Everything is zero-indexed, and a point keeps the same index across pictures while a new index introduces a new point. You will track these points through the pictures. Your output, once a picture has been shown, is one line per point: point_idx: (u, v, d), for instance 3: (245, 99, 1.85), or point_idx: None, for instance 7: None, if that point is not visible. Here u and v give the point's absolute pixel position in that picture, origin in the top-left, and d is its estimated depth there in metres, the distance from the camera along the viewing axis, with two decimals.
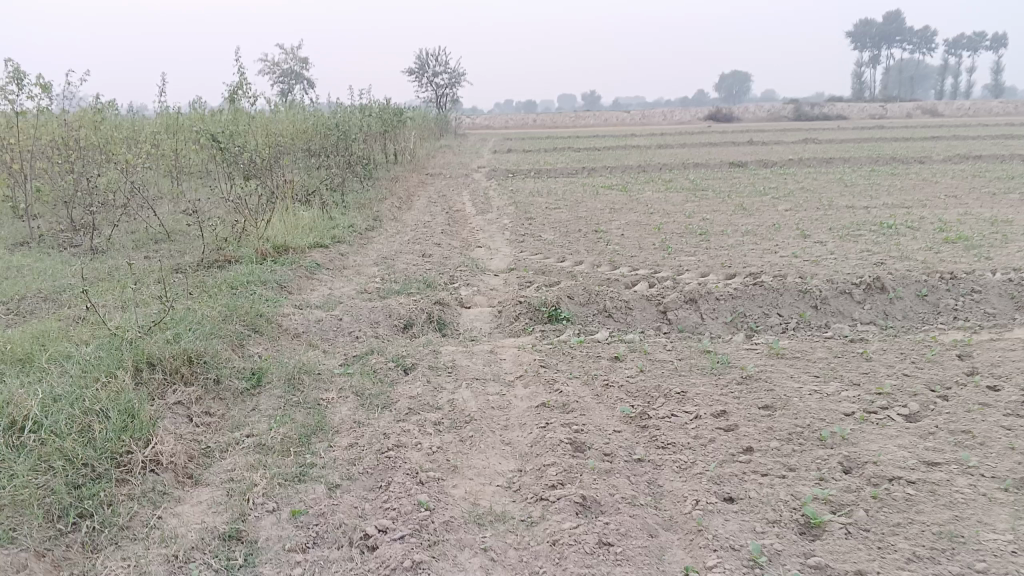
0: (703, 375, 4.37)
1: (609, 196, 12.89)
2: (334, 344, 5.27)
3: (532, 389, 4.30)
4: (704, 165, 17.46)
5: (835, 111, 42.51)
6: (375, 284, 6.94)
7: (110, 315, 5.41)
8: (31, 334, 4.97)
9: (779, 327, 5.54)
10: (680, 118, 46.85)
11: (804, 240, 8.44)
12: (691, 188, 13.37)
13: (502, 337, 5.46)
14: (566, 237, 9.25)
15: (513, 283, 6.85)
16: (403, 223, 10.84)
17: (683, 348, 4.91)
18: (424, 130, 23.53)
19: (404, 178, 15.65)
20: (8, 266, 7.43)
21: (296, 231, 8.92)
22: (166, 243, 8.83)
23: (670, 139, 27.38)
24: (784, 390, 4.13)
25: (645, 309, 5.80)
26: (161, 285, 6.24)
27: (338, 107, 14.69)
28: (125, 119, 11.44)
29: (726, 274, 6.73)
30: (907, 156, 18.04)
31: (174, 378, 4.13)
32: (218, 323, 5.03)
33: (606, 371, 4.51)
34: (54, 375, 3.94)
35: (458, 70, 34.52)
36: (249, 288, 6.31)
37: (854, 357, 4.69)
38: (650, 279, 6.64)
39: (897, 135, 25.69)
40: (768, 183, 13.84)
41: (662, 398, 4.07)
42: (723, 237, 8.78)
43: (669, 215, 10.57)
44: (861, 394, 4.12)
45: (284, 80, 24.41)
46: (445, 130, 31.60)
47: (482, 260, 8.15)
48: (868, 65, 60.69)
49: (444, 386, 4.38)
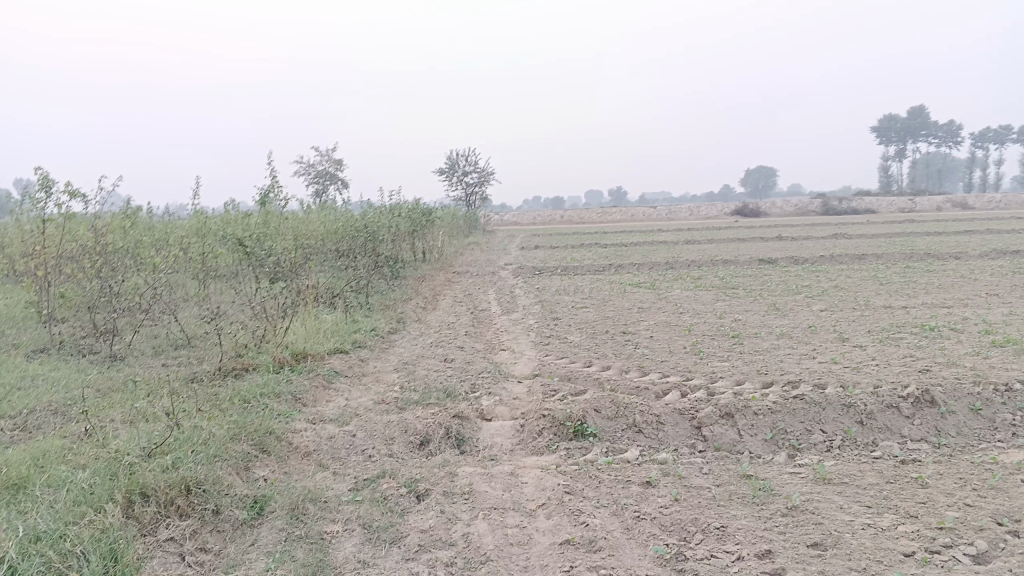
0: (744, 507, 3.99)
1: (638, 294, 12.64)
2: (346, 464, 4.97)
3: (555, 520, 3.95)
4: (733, 262, 17.23)
5: (864, 205, 42.36)
6: (394, 392, 6.67)
7: (114, 434, 5.18)
8: (30, 455, 4.75)
9: (822, 445, 5.15)
10: (707, 211, 46.99)
11: (843, 344, 8.08)
12: (722, 286, 13.11)
13: (524, 454, 5.11)
14: (593, 339, 8.97)
15: (537, 391, 6.54)
16: (427, 324, 10.66)
17: (719, 471, 4.54)
18: (454, 229, 23.68)
19: (431, 277, 15.58)
20: (23, 376, 7.28)
21: (317, 335, 8.74)
22: (185, 349, 8.69)
23: (698, 234, 27.36)
24: (834, 525, 3.74)
25: (678, 424, 5.43)
26: (172, 398, 6.02)
27: (367, 207, 14.77)
28: (155, 222, 11.51)
29: (763, 382, 6.38)
30: (942, 251, 17.71)
31: (168, 510, 3.86)
32: (223, 443, 4.77)
33: (636, 499, 4.14)
34: (41, 507, 3.68)
35: (488, 170, 35.11)
36: (262, 401, 6.07)
37: (909, 484, 4.28)
38: (682, 388, 6.29)
39: (929, 229, 25.41)
40: (801, 281, 13.55)
41: (699, 535, 3.69)
42: (757, 339, 8.45)
43: (700, 315, 10.27)
44: (921, 528, 3.70)
45: (318, 181, 24.90)
46: (473, 228, 31.93)
47: (506, 365, 7.88)
48: (894, 158, 60.94)
49: (459, 516, 4.04)
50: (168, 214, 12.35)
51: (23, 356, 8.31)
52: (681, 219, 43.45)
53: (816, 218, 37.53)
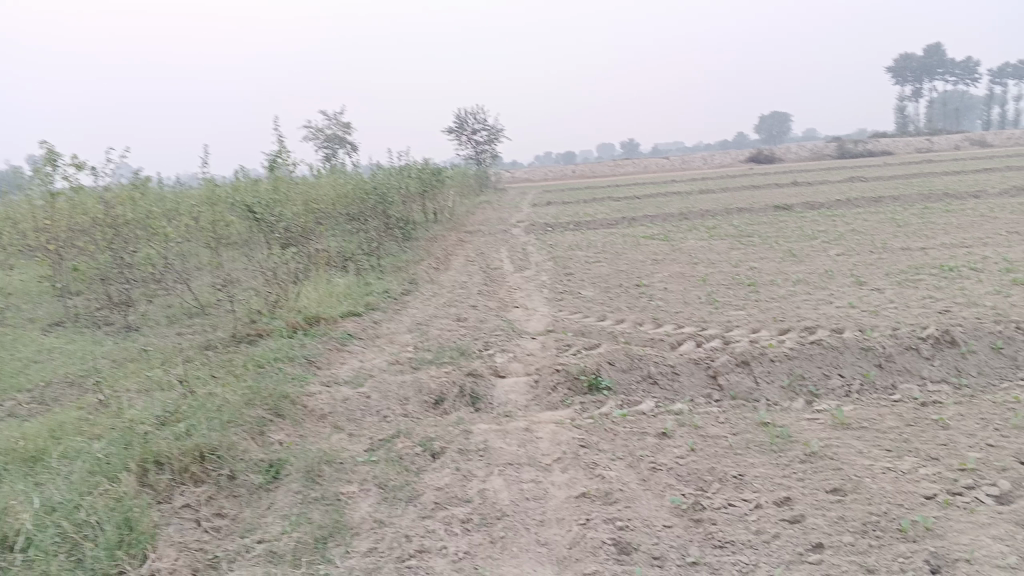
0: (762, 454, 3.94)
1: (651, 247, 12.52)
2: (361, 425, 4.96)
3: (571, 474, 3.91)
4: (748, 210, 16.99)
5: (880, 147, 41.63)
6: (408, 353, 6.64)
7: (130, 403, 5.19)
8: (48, 428, 4.78)
9: (840, 390, 5.08)
10: (720, 160, 46.39)
11: (860, 288, 7.96)
12: (737, 235, 12.95)
13: (539, 410, 5.08)
14: (606, 293, 8.90)
15: (551, 347, 6.49)
16: (439, 284, 10.61)
17: (737, 419, 4.48)
18: (464, 188, 23.49)
19: (443, 238, 15.48)
20: (40, 349, 7.33)
21: (329, 299, 8.72)
22: (200, 318, 8.71)
23: (711, 183, 27.03)
24: (854, 470, 3.69)
25: (693, 374, 5.37)
26: (187, 367, 6.03)
27: (376, 170, 14.66)
28: (165, 192, 11.46)
29: (779, 329, 6.30)
30: (960, 191, 17.40)
31: (183, 477, 3.88)
32: (238, 408, 4.77)
33: (652, 450, 4.10)
34: (57, 479, 3.70)
35: (497, 127, 34.74)
36: (275, 365, 6.07)
37: (929, 426, 4.21)
38: (697, 338, 6.22)
39: (947, 169, 24.90)
40: (817, 226, 13.33)
41: (716, 484, 3.65)
42: (773, 287, 8.34)
43: (714, 265, 10.16)
44: (942, 470, 3.64)
45: (327, 145, 24.72)
46: (484, 186, 31.68)
47: (519, 322, 7.82)
48: (911, 99, 59.75)
49: (474, 473, 4.02)
50: (178, 183, 12.29)
51: (40, 330, 8.36)
52: (694, 169, 42.97)
53: (830, 163, 36.95)
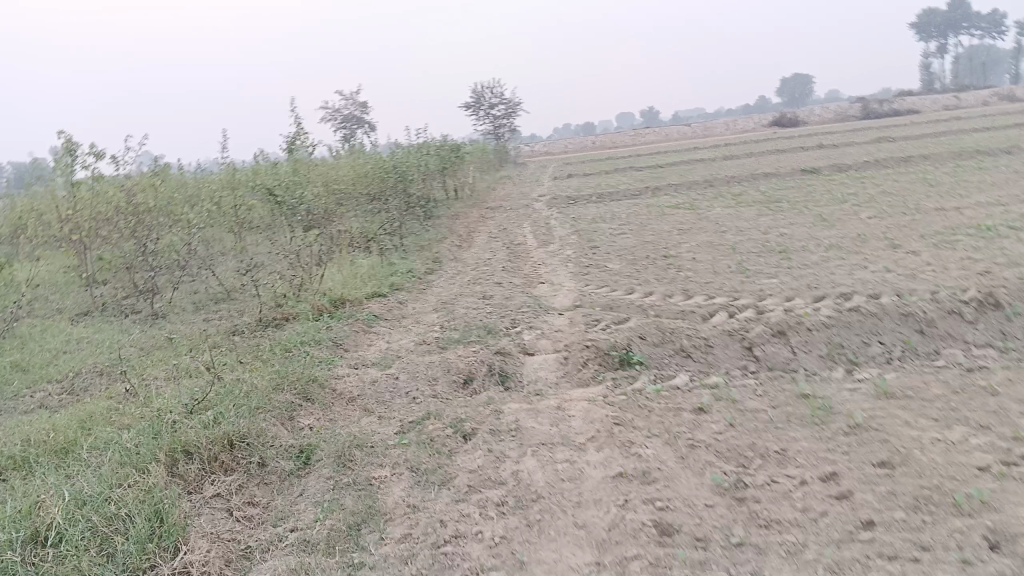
0: (804, 428, 3.81)
1: (676, 216, 12.33)
2: (390, 407, 4.89)
3: (606, 453, 3.81)
4: (774, 175, 16.67)
5: (906, 106, 40.75)
6: (434, 333, 6.56)
7: (158, 391, 5.16)
8: (78, 418, 4.76)
9: (881, 358, 4.92)
10: (742, 126, 45.71)
11: (895, 251, 7.74)
12: (763, 201, 12.71)
13: (570, 387, 4.98)
14: (633, 265, 8.75)
15: (579, 322, 6.37)
16: (464, 262, 10.52)
17: (775, 392, 4.35)
18: (484, 164, 23.30)
19: (465, 215, 15.35)
20: (69, 339, 7.35)
21: (353, 280, 8.65)
22: (225, 303, 8.69)
23: (734, 150, 26.61)
24: (901, 441, 3.55)
25: (728, 346, 5.22)
26: (214, 354, 6.00)
27: (396, 148, 14.55)
28: (187, 177, 11.42)
29: (813, 297, 6.13)
30: (991, 148, 16.93)
31: (213, 466, 3.83)
32: (266, 394, 4.71)
33: (689, 426, 3.98)
34: (87, 471, 3.67)
35: (515, 101, 34.41)
36: (302, 349, 6.01)
37: (978, 394, 4.05)
38: (730, 308, 6.08)
39: (977, 126, 24.29)
40: (845, 190, 13.04)
41: (758, 460, 3.53)
42: (804, 253, 8.14)
43: (742, 233, 9.95)
44: (995, 440, 3.49)
45: (346, 126, 24.59)
46: (504, 161, 31.46)
47: (546, 298, 7.70)
48: (937, 56, 58.43)
49: (507, 454, 3.93)
50: (199, 169, 12.25)
51: (68, 320, 8.38)
52: (716, 136, 42.40)
53: (855, 125, 36.24)
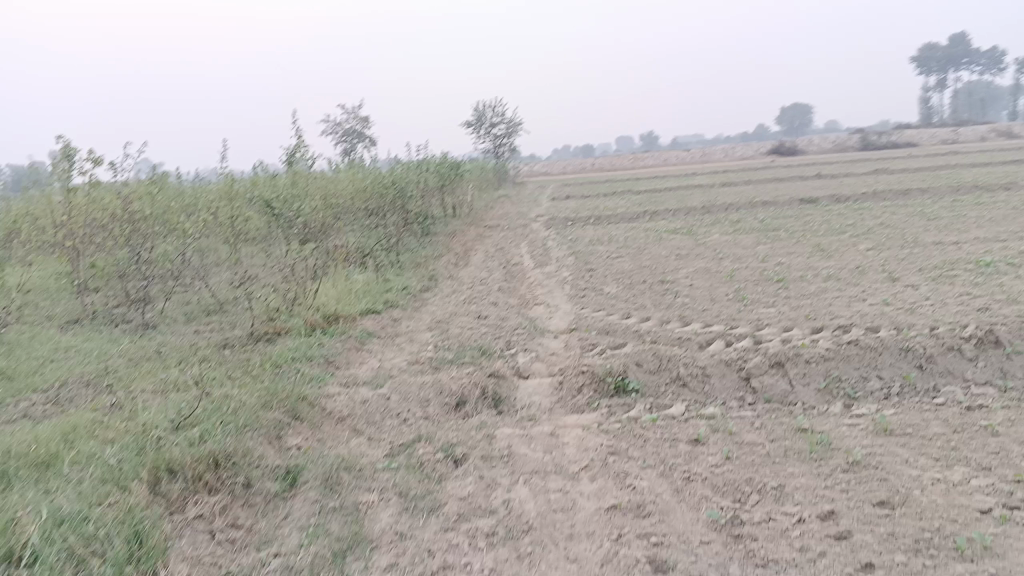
0: (802, 464, 3.74)
1: (674, 241, 12.29)
2: (380, 428, 4.81)
3: (599, 484, 3.73)
4: (772, 203, 16.67)
5: (904, 138, 40.96)
6: (427, 352, 6.48)
7: (144, 405, 5.06)
8: (61, 430, 4.66)
9: (880, 393, 4.86)
10: (741, 153, 45.89)
11: (894, 284, 7.70)
12: (762, 229, 12.70)
13: (564, 413, 4.90)
14: (630, 289, 8.69)
15: (575, 346, 6.30)
16: (459, 280, 10.46)
17: (772, 425, 4.28)
18: (482, 182, 23.30)
19: (462, 233, 15.29)
20: (57, 348, 7.25)
21: (348, 296, 8.57)
22: (218, 315, 8.60)
23: (732, 176, 26.68)
24: (901, 481, 3.48)
25: (725, 376, 5.16)
26: (204, 368, 5.90)
27: (395, 164, 14.52)
28: (184, 187, 11.36)
29: (811, 328, 6.08)
30: (989, 183, 16.98)
31: (197, 486, 3.73)
32: (254, 411, 4.62)
33: (684, 459, 3.91)
34: (68, 487, 3.57)
35: (516, 120, 34.50)
36: (293, 366, 5.93)
37: (978, 433, 3.99)
38: (727, 337, 6.02)
39: (975, 160, 24.39)
40: (844, 220, 13.04)
41: (755, 496, 3.45)
42: (802, 283, 8.10)
43: (740, 260, 9.92)
44: (996, 482, 3.42)
45: (346, 140, 24.58)
46: (502, 180, 31.48)
47: (541, 320, 7.63)
48: (935, 89, 58.89)
49: (498, 482, 3.85)
50: (196, 179, 12.18)
51: (57, 328, 8.28)
52: (714, 162, 42.55)
53: (853, 155, 36.39)
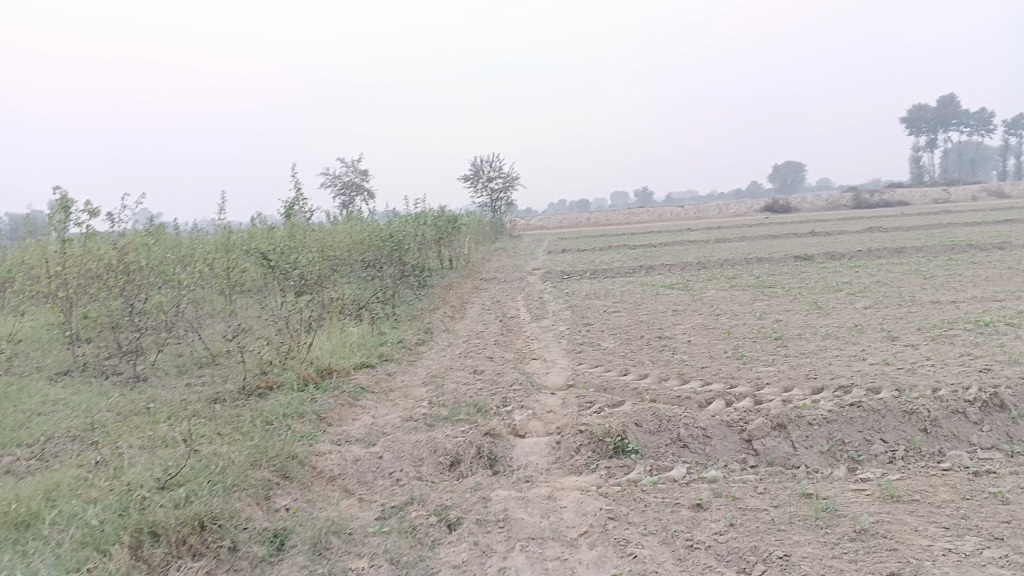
0: (808, 531, 3.62)
1: (671, 296, 12.26)
2: (372, 489, 4.67)
3: (599, 551, 3.60)
4: (768, 260, 16.72)
5: (897, 197, 41.39)
6: (422, 408, 6.36)
7: (130, 462, 4.93)
8: (42, 488, 4.52)
9: (884, 457, 4.76)
10: (735, 209, 46.27)
11: (893, 343, 7.65)
12: (758, 285, 12.69)
13: (561, 474, 4.78)
14: (627, 345, 8.61)
15: (572, 403, 6.20)
16: (455, 333, 10.38)
17: (776, 489, 4.16)
18: (479, 235, 23.40)
19: (458, 285, 15.26)
20: (45, 400, 7.11)
21: (342, 349, 8.47)
22: (210, 368, 8.49)
23: (728, 232, 26.83)
24: (911, 551, 3.36)
25: (726, 437, 5.05)
26: (193, 423, 5.77)
27: (393, 217, 14.55)
28: (180, 237, 11.32)
29: (812, 387, 5.99)
30: (983, 242, 17.07)
31: (181, 551, 3.61)
32: (243, 471, 4.49)
33: (686, 525, 3.78)
34: (46, 552, 3.44)
35: (513, 175, 34.79)
36: (284, 422, 5.80)
37: (988, 501, 3.88)
38: (727, 396, 5.92)
39: (968, 219, 24.61)
40: (840, 277, 13.05)
41: (760, 566, 3.33)
42: (801, 341, 8.04)
43: (737, 317, 9.87)
44: (1010, 553, 3.31)
45: (344, 192, 24.72)
46: (499, 234, 31.61)
47: (538, 375, 7.53)
48: (926, 149, 59.75)
49: (494, 548, 3.72)
50: (193, 230, 12.16)
51: (46, 379, 8.16)
52: (708, 218, 42.86)
53: (846, 213, 36.72)
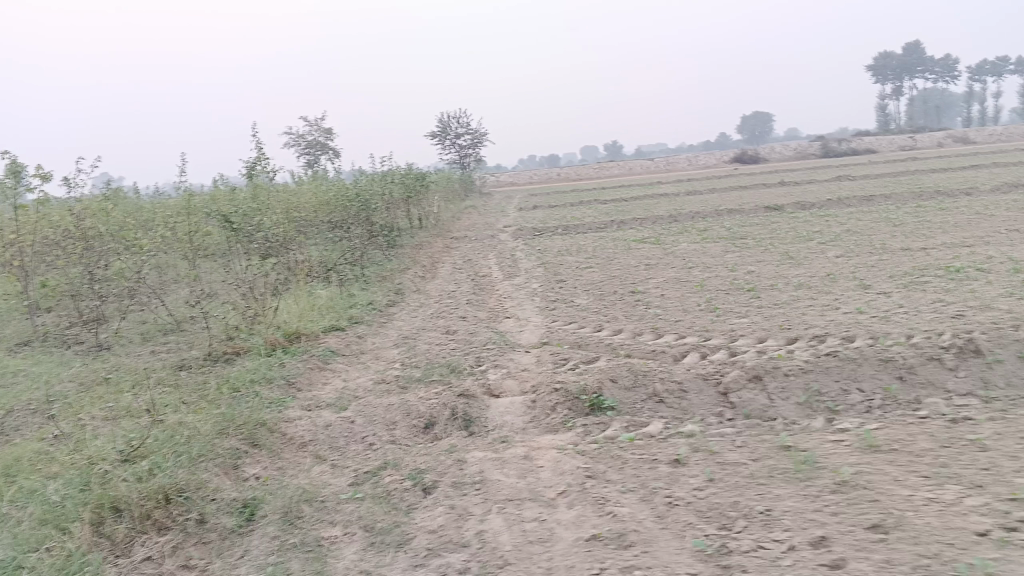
0: (789, 485, 3.57)
1: (643, 250, 12.18)
2: (345, 455, 4.56)
3: (578, 511, 3.53)
4: (738, 211, 16.68)
5: (863, 146, 41.55)
6: (395, 370, 6.24)
7: (92, 434, 4.76)
8: (0, 464, 4.35)
9: (861, 406, 4.73)
10: (705, 161, 46.21)
11: (866, 292, 7.64)
12: (730, 237, 12.65)
13: (538, 433, 4.70)
14: (600, 300, 8.53)
15: (547, 361, 6.11)
16: (427, 294, 10.23)
17: (755, 443, 4.11)
18: (448, 194, 23.12)
19: (429, 244, 15.05)
20: (3, 372, 6.88)
21: (311, 312, 8.29)
22: (175, 335, 8.27)
23: (697, 184, 26.75)
24: (893, 502, 3.32)
25: (703, 391, 4.99)
26: (158, 393, 5.60)
27: (360, 176, 14.25)
28: (140, 202, 10.98)
29: (787, 338, 5.95)
30: (950, 188, 17.16)
31: (145, 526, 3.47)
32: (209, 440, 4.35)
33: (666, 482, 3.72)
34: (2, 532, 3.30)
35: (481, 131, 34.35)
36: (252, 389, 5.65)
37: (967, 447, 3.86)
38: (703, 349, 5.87)
39: (934, 166, 24.72)
40: (811, 227, 13.04)
41: (742, 522, 3.28)
42: (775, 292, 8.01)
43: (711, 269, 9.81)
44: (991, 500, 3.28)
45: (310, 152, 24.23)
46: (469, 191, 31.29)
47: (511, 334, 7.43)
48: (892, 97, 59.95)
49: (471, 512, 3.63)
50: (154, 193, 11.81)
51: (5, 350, 7.90)
52: (678, 171, 42.76)
53: (814, 163, 36.80)
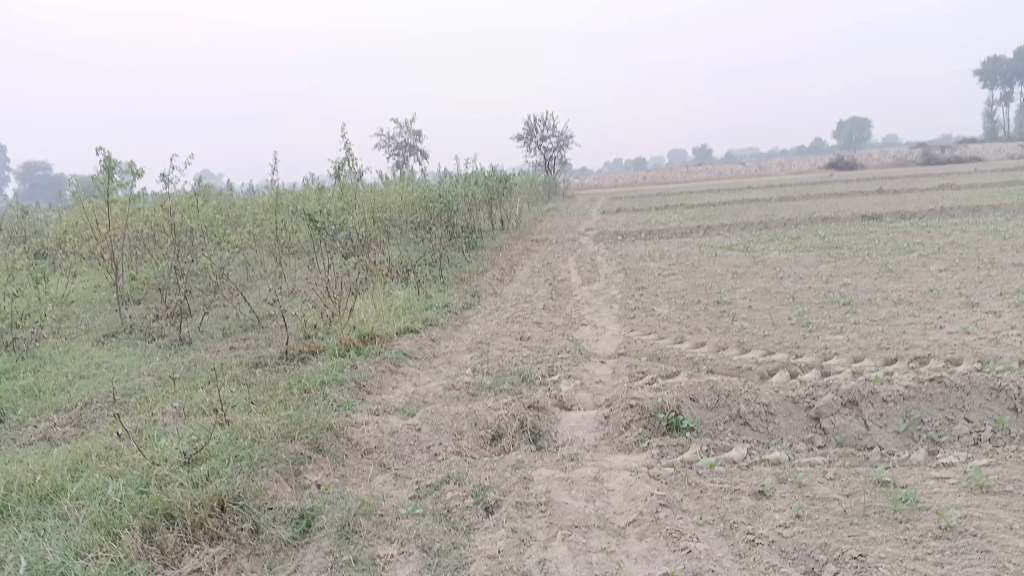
0: (886, 526, 3.23)
1: (730, 258, 11.72)
2: (409, 465, 4.41)
3: (649, 543, 3.27)
4: (833, 219, 15.94)
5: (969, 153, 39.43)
6: (465, 376, 6.08)
7: (161, 432, 4.74)
8: (70, 459, 4.35)
9: (967, 440, 4.33)
10: (798, 167, 44.73)
11: (973, 310, 7.07)
12: (823, 246, 12.06)
13: (610, 452, 4.45)
14: (682, 310, 8.19)
15: (623, 374, 5.84)
16: (504, 297, 10.06)
17: (848, 476, 3.76)
18: (532, 197, 22.96)
19: (509, 247, 14.90)
20: (87, 364, 7.01)
21: (387, 314, 8.21)
22: (255, 331, 8.32)
23: (788, 191, 25.83)
24: (1006, 555, 2.95)
25: (791, 415, 4.65)
26: (230, 391, 5.58)
27: (443, 177, 14.20)
28: (230, 198, 11.15)
29: (884, 359, 5.52)
30: None
31: (197, 535, 3.38)
32: (272, 444, 4.25)
33: (747, 516, 3.42)
34: (57, 536, 3.25)
35: (566, 134, 34.10)
36: (321, 391, 5.57)
37: None
38: (793, 367, 5.49)
39: None
40: (911, 238, 12.31)
41: (831, 568, 2.97)
42: (871, 307, 7.51)
43: (801, 280, 9.33)
44: None
45: (398, 152, 24.46)
46: (552, 194, 31.08)
47: (587, 342, 7.17)
48: (1001, 102, 56.84)
49: (534, 537, 3.41)
50: (245, 191, 12.00)
51: (92, 340, 8.06)
52: (768, 176, 41.53)
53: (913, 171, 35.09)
